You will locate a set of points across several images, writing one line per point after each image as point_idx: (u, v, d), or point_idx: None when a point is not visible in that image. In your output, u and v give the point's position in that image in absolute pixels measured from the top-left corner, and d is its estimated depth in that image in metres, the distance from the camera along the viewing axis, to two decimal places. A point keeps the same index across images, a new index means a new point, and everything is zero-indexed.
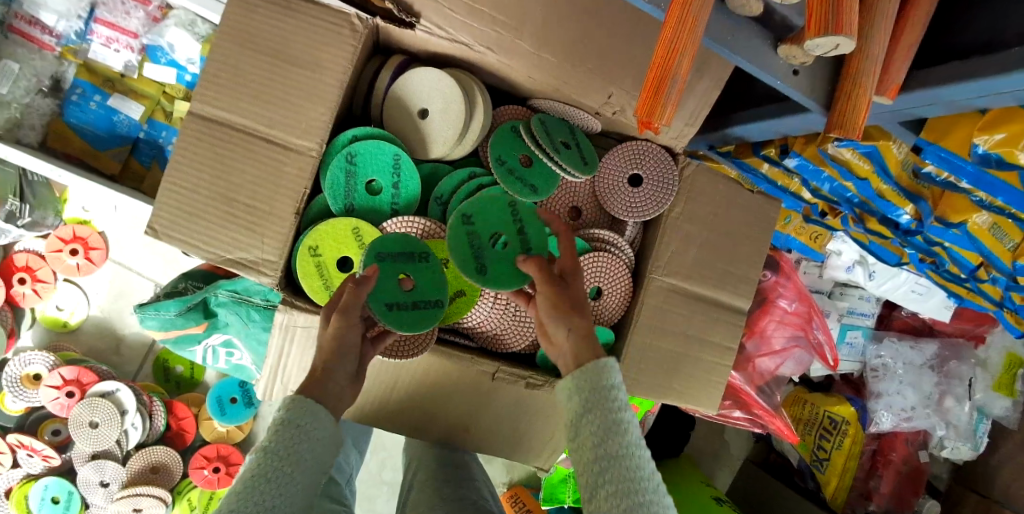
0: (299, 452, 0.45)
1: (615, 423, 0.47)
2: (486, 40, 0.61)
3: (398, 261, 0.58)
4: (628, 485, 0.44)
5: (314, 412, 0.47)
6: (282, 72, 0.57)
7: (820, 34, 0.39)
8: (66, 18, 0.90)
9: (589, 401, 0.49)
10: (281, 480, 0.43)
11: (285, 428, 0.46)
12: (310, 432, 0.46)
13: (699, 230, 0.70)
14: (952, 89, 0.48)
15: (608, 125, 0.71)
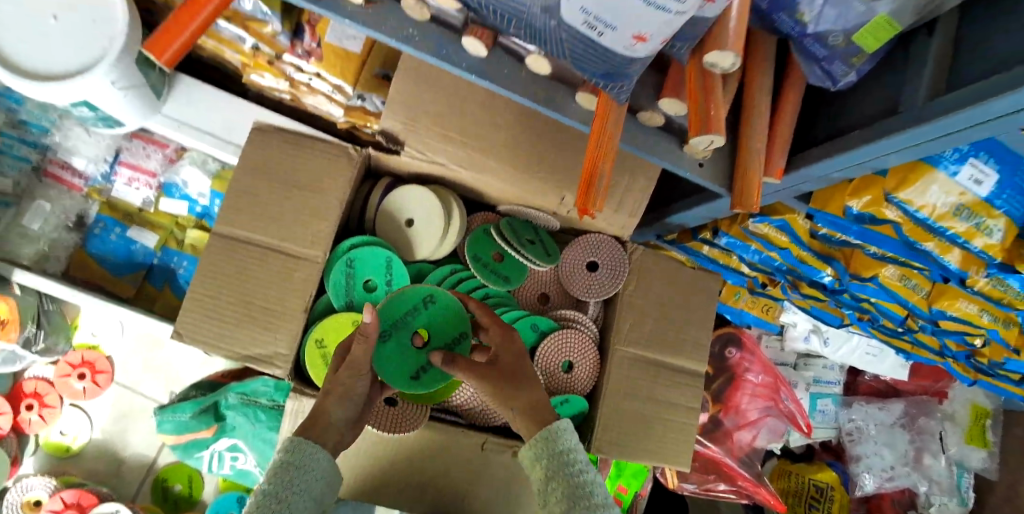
0: (297, 487, 0.50)
1: (579, 486, 0.53)
2: (458, 160, 0.75)
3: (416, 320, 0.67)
4: None
5: (309, 450, 0.53)
6: (292, 196, 0.69)
7: (698, 133, 0.53)
8: (94, 162, 1.03)
9: (551, 468, 0.56)
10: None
11: (283, 468, 0.51)
12: (308, 468, 0.52)
13: (651, 304, 0.81)
14: (820, 165, 0.61)
15: (566, 222, 0.84)
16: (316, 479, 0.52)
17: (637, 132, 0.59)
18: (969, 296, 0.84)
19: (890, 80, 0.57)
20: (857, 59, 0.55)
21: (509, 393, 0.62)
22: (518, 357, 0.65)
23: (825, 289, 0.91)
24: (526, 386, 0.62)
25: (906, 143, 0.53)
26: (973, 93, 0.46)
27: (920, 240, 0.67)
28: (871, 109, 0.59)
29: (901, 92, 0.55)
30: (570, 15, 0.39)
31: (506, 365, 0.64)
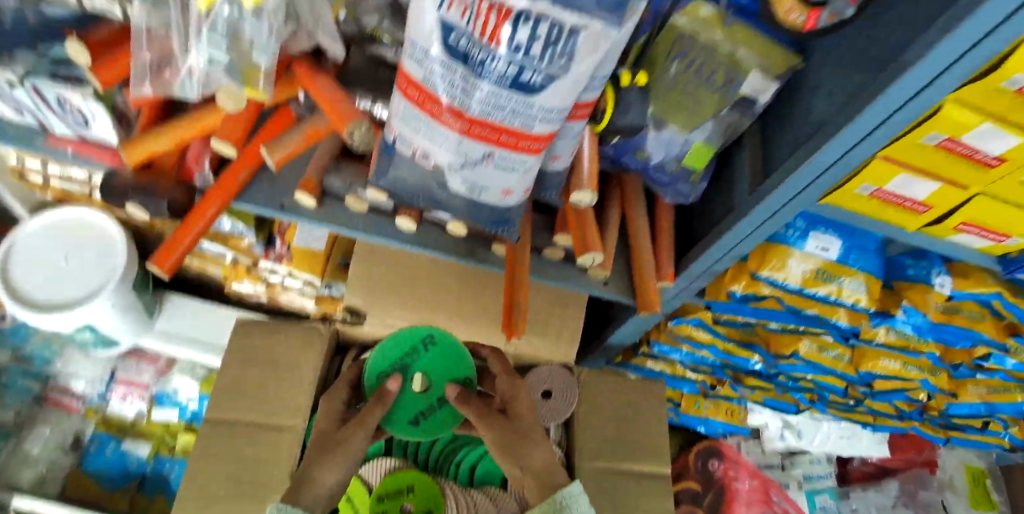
0: None
1: None
2: (414, 319, 0.87)
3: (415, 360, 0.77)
4: None
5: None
6: (272, 376, 0.79)
7: (582, 253, 0.70)
8: (91, 384, 1.13)
9: None
10: None
11: None
12: None
13: (608, 416, 0.89)
14: (696, 263, 0.80)
15: (518, 357, 0.95)
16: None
17: (544, 265, 0.79)
18: (885, 353, 0.97)
19: (724, 195, 0.78)
20: (693, 177, 0.76)
21: (517, 446, 0.69)
22: (526, 405, 0.73)
23: (761, 374, 1.06)
24: (534, 440, 0.69)
25: (749, 225, 0.71)
26: (775, 180, 0.65)
27: (802, 306, 0.84)
28: (719, 212, 0.78)
29: (733, 198, 0.75)
30: (455, 186, 0.63)
31: (518, 415, 0.72)
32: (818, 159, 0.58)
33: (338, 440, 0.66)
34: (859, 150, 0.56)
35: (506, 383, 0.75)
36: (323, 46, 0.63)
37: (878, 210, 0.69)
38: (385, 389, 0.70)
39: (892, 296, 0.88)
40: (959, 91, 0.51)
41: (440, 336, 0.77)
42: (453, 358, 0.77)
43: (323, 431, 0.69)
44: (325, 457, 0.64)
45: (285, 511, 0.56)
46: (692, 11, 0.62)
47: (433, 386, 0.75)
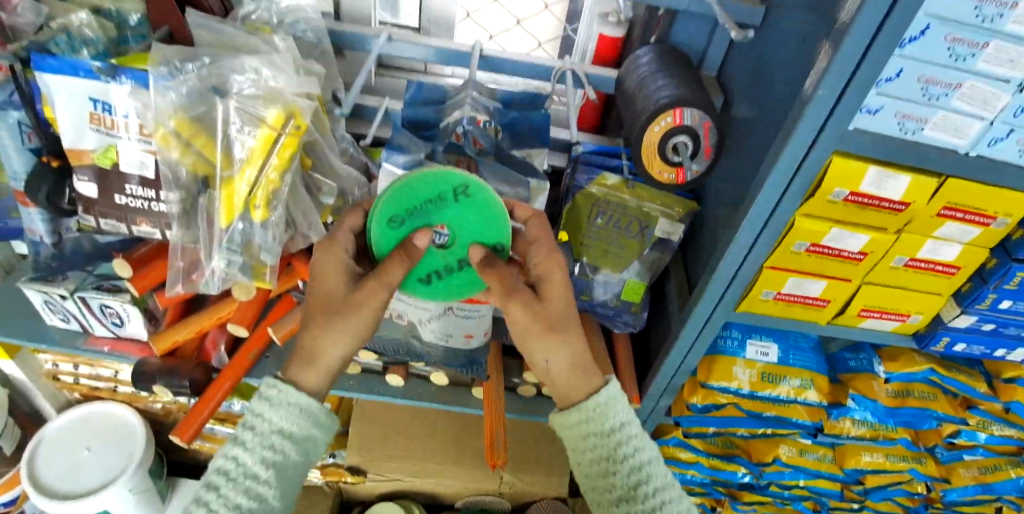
0: (263, 432, 0.56)
1: (614, 458, 0.57)
2: None
3: (433, 206, 0.62)
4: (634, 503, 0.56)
5: (277, 389, 0.57)
6: None
7: None
8: None
9: (591, 434, 0.59)
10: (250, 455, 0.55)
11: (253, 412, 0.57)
12: (279, 411, 0.57)
13: None
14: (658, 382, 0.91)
15: None
16: (286, 426, 0.57)
17: (520, 402, 0.90)
18: (864, 447, 1.03)
19: (668, 321, 0.94)
20: (634, 309, 0.89)
21: (544, 336, 0.60)
22: (563, 300, 0.63)
23: (753, 487, 1.10)
24: (569, 341, 0.61)
25: (684, 343, 0.87)
26: (694, 302, 0.84)
27: (760, 409, 0.94)
28: (665, 334, 0.94)
29: (672, 322, 0.91)
30: (427, 336, 0.77)
31: (551, 305, 0.62)
32: (732, 254, 0.78)
33: (345, 305, 0.60)
34: (746, 262, 0.78)
35: (545, 265, 0.64)
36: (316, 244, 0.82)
37: (787, 312, 0.87)
38: (407, 248, 0.60)
39: (842, 388, 0.98)
40: (803, 207, 0.74)
41: (468, 182, 0.61)
42: (477, 217, 0.63)
43: (328, 300, 0.61)
44: (329, 324, 0.60)
45: (278, 380, 0.58)
46: (601, 181, 0.81)
47: (459, 252, 0.66)
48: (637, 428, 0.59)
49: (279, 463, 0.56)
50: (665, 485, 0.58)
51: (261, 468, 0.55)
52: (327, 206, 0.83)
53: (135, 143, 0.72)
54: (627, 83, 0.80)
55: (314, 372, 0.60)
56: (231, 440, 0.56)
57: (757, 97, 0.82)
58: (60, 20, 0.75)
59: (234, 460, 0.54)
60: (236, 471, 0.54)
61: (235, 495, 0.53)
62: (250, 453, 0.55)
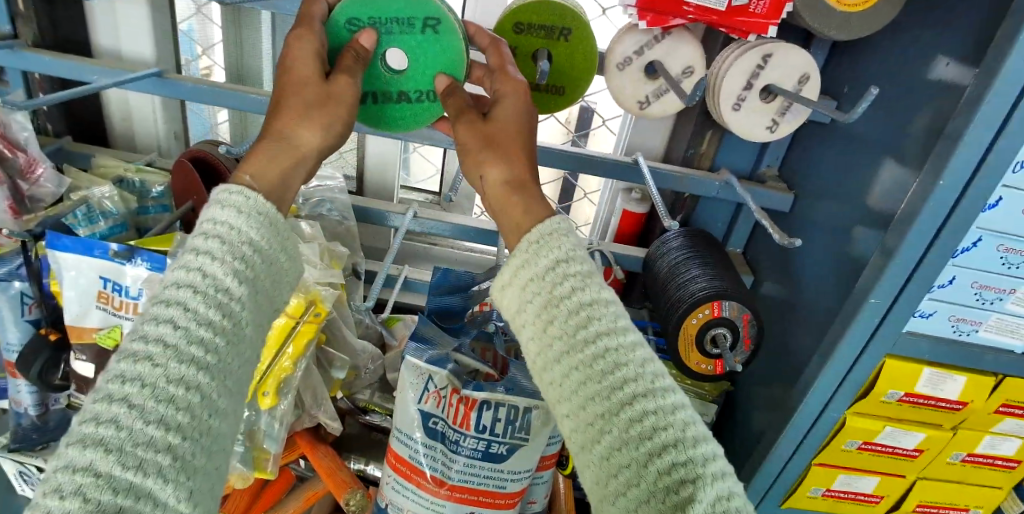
0: (229, 241, 0.37)
1: (554, 303, 0.44)
2: None
3: (398, 29, 0.54)
4: (588, 372, 0.41)
5: (245, 191, 0.40)
6: None
7: None
8: None
9: (530, 282, 0.46)
10: (213, 273, 0.36)
11: (212, 219, 0.38)
12: (250, 218, 0.39)
13: None
14: None
15: None
16: (258, 236, 0.39)
17: None
18: None
19: None
20: None
21: (488, 157, 0.51)
22: (519, 125, 0.53)
23: None
24: (512, 161, 0.51)
25: None
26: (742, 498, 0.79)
27: None
28: None
29: None
30: None
31: (499, 121, 0.53)
32: (783, 447, 0.74)
33: (324, 96, 0.48)
34: (794, 460, 0.76)
35: (504, 82, 0.55)
36: (323, 423, 0.76)
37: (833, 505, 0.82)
38: (355, 48, 0.51)
39: None
40: (854, 406, 0.70)
41: (445, 22, 0.54)
42: (440, 42, 0.55)
43: (308, 96, 0.48)
44: (308, 117, 0.47)
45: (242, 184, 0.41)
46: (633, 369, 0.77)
47: (410, 75, 0.56)
48: (583, 263, 0.46)
49: (252, 280, 0.38)
50: (610, 329, 0.43)
51: (233, 282, 0.36)
52: (340, 382, 0.80)
53: None
54: (658, 268, 0.81)
55: (274, 161, 0.45)
56: (185, 252, 0.36)
57: (786, 280, 0.82)
58: (81, 192, 0.73)
59: (198, 272, 0.35)
60: (204, 285, 0.35)
61: (205, 310, 0.34)
62: (219, 263, 0.36)
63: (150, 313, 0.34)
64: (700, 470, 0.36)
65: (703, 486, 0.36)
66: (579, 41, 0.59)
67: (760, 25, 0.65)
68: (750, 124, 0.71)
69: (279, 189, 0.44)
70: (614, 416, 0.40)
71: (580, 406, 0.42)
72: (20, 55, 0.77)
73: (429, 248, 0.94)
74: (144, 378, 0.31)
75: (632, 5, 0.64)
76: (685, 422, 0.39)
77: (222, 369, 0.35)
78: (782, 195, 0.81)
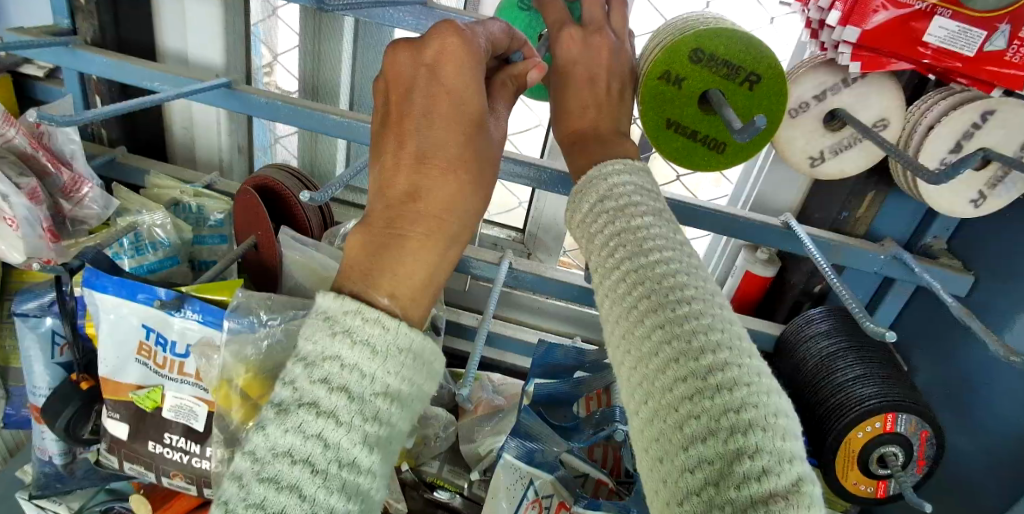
0: (352, 392, 0.25)
1: (594, 234, 0.33)
2: None
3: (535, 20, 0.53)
4: (614, 287, 0.28)
5: (365, 312, 0.27)
6: None
7: None
8: None
9: (588, 209, 0.35)
10: (330, 447, 0.24)
11: (327, 354, 0.26)
12: (388, 361, 0.27)
13: None
14: None
15: None
16: (398, 379, 0.27)
17: None
18: None
19: None
20: None
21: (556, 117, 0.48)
22: (580, 79, 0.47)
23: None
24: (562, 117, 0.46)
25: None
26: None
27: None
28: None
29: None
30: None
31: (566, 82, 0.47)
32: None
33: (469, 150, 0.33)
34: None
35: (569, 44, 0.47)
36: (386, 504, 0.64)
37: None
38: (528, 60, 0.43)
39: None
40: None
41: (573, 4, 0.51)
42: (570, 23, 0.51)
43: (455, 139, 0.33)
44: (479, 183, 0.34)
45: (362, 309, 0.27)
46: None
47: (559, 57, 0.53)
48: (635, 195, 0.33)
49: (382, 442, 0.26)
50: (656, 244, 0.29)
51: (362, 454, 0.25)
52: (407, 450, 0.69)
53: (186, 387, 0.56)
54: (799, 354, 0.67)
55: (432, 253, 0.32)
56: (297, 404, 0.24)
57: (957, 378, 0.67)
58: (130, 216, 0.64)
59: (317, 442, 0.24)
60: (325, 462, 0.24)
61: (326, 501, 0.23)
62: (346, 430, 0.24)
63: (250, 496, 0.22)
64: (704, 384, 0.22)
65: (717, 399, 0.21)
66: (767, 87, 0.46)
67: (1014, 78, 0.50)
68: (950, 194, 0.57)
69: (433, 291, 0.32)
70: (630, 334, 0.26)
71: (606, 335, 0.28)
72: (77, 54, 0.69)
73: (511, 292, 0.84)
74: None
75: (848, 41, 0.51)
76: (720, 334, 0.24)
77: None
78: (960, 278, 0.66)
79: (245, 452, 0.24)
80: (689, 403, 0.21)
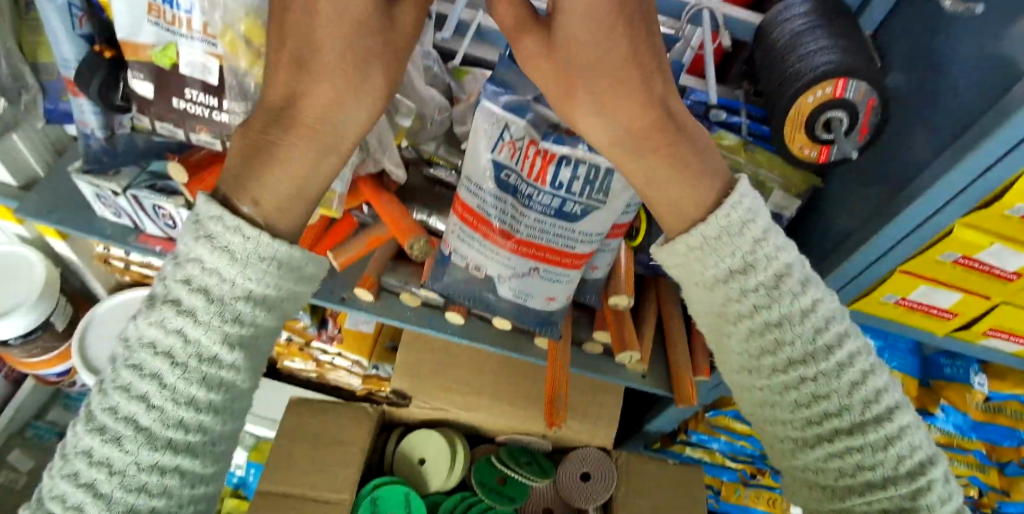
0: (218, 307, 0.35)
1: (733, 305, 0.41)
2: (455, 402, 0.92)
3: None
4: (775, 351, 0.40)
5: (233, 221, 0.35)
6: (322, 450, 0.88)
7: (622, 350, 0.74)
8: None
9: (724, 237, 0.40)
10: (196, 347, 0.35)
11: (195, 270, 0.34)
12: (245, 271, 0.35)
13: (641, 501, 0.89)
14: None
15: (556, 442, 0.95)
16: (262, 284, 0.36)
17: (586, 359, 0.83)
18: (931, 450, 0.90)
19: None
20: None
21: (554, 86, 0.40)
22: (594, 29, 0.36)
23: None
24: (606, 113, 0.40)
25: None
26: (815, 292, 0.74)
27: None
28: None
29: None
30: (504, 292, 0.71)
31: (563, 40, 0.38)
32: (847, 267, 0.69)
33: (380, 23, 0.37)
34: (875, 269, 0.68)
35: None
36: (389, 169, 0.74)
37: (903, 315, 0.75)
38: None
39: (931, 394, 0.87)
40: (967, 218, 0.60)
41: None
42: None
43: (351, 21, 0.36)
44: (362, 91, 0.38)
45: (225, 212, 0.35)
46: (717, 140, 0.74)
47: None
48: (738, 211, 0.40)
49: (248, 339, 0.37)
50: (771, 286, 0.39)
51: (222, 348, 0.35)
52: (405, 130, 0.74)
53: (197, 44, 0.62)
54: (774, 40, 0.68)
55: (309, 151, 0.38)
56: (164, 302, 0.34)
57: (917, 67, 0.64)
58: None
59: (179, 336, 0.34)
60: (184, 351, 0.34)
61: (187, 379, 0.34)
62: (201, 327, 0.34)
63: (126, 368, 0.34)
64: (884, 423, 0.38)
65: (882, 436, 0.38)
66: None
67: None
68: None
69: (308, 181, 0.39)
70: (784, 396, 0.41)
71: (758, 385, 0.42)
72: None
73: None
74: (123, 445, 0.33)
75: None
76: (868, 372, 0.40)
77: (213, 424, 0.36)
78: None
79: (129, 333, 0.35)
80: (858, 448, 0.38)
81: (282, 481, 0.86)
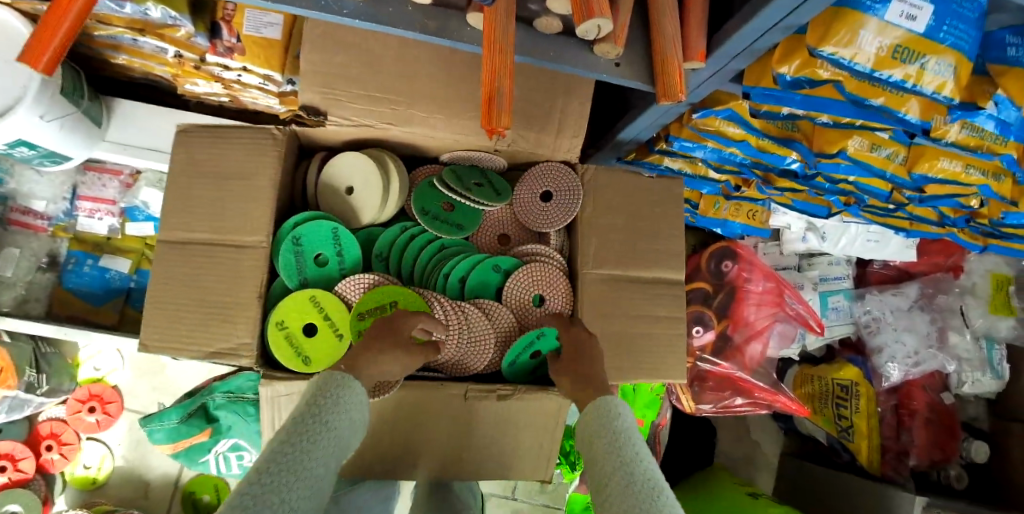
0: (333, 410, 0.54)
1: (604, 431, 0.58)
2: (384, 118, 0.72)
3: None
4: (616, 460, 0.55)
5: (347, 378, 0.58)
6: (227, 185, 0.70)
7: (583, 20, 0.49)
8: (54, 202, 1.00)
9: (598, 414, 0.61)
10: (319, 429, 0.52)
11: (317, 393, 0.56)
12: (344, 390, 0.57)
13: (617, 220, 0.78)
14: (742, 35, 0.56)
15: (512, 158, 0.81)
16: (353, 403, 0.57)
17: (538, 43, 0.58)
18: (949, 151, 0.78)
19: None
20: None
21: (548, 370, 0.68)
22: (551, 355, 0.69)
23: (796, 177, 0.86)
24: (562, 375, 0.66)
25: None
26: None
27: (866, 95, 0.59)
28: None
29: None
30: None
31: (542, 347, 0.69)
32: None
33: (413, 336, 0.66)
34: None
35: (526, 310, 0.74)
36: None
37: None
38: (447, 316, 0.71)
39: (980, 82, 0.61)
40: None
41: None
42: None
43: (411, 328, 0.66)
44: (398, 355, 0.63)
45: (349, 377, 0.58)
46: None
47: None
48: (614, 403, 0.61)
49: (339, 437, 0.54)
50: (622, 427, 0.58)
51: (330, 431, 0.53)
52: None
53: None
54: None
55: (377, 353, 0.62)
56: (300, 410, 0.54)
57: None
58: None
59: (307, 421, 0.52)
60: (309, 432, 0.51)
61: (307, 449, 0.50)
62: (321, 417, 0.53)
63: (274, 446, 0.50)
64: None
65: None
66: None
67: None
68: None
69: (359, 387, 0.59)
70: (615, 491, 0.52)
71: (602, 485, 0.54)
72: None
73: None
74: (263, 492, 0.45)
75: None
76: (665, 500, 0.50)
77: (309, 500, 0.48)
78: None
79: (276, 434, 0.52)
80: None
81: (186, 224, 0.70)
